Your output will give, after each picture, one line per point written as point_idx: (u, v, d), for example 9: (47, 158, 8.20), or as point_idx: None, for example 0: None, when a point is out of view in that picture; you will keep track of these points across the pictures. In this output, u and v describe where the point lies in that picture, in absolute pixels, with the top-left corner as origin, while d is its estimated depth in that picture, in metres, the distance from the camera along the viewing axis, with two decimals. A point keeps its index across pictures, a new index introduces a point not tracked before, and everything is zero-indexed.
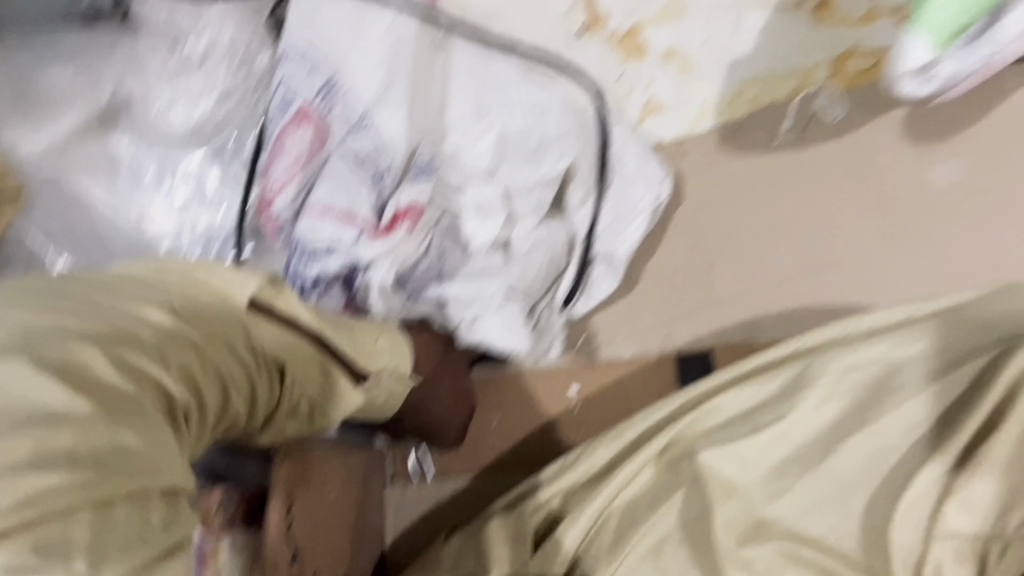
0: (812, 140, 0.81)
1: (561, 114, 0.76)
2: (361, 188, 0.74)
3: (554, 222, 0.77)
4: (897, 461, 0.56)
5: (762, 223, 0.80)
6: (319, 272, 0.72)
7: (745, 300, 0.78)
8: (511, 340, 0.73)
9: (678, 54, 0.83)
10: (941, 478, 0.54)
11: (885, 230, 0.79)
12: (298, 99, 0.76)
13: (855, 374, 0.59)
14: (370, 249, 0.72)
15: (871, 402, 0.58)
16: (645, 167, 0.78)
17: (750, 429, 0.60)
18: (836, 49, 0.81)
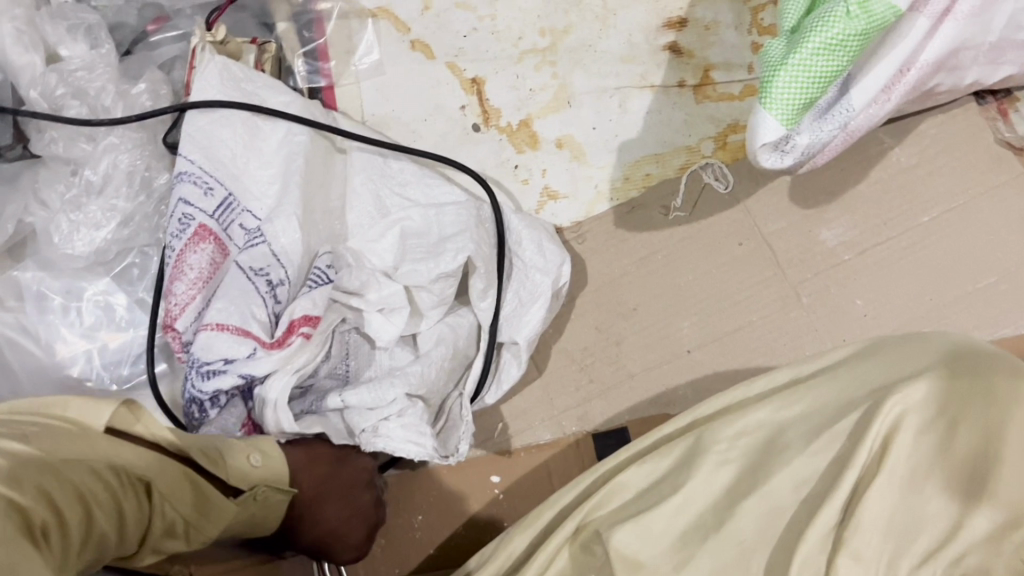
0: (706, 212, 0.84)
1: (456, 214, 0.79)
2: (258, 301, 0.71)
3: (458, 314, 0.79)
4: (793, 517, 0.54)
5: (664, 297, 0.82)
6: (214, 389, 0.67)
7: (654, 374, 0.80)
8: (413, 446, 0.69)
9: (569, 142, 0.86)
10: (844, 513, 0.52)
11: (784, 293, 0.81)
12: (195, 216, 0.72)
13: (752, 437, 0.58)
14: (263, 366, 0.68)
15: (760, 464, 0.57)
16: (543, 258, 0.80)
17: (652, 504, 0.59)
18: (721, 124, 0.86)
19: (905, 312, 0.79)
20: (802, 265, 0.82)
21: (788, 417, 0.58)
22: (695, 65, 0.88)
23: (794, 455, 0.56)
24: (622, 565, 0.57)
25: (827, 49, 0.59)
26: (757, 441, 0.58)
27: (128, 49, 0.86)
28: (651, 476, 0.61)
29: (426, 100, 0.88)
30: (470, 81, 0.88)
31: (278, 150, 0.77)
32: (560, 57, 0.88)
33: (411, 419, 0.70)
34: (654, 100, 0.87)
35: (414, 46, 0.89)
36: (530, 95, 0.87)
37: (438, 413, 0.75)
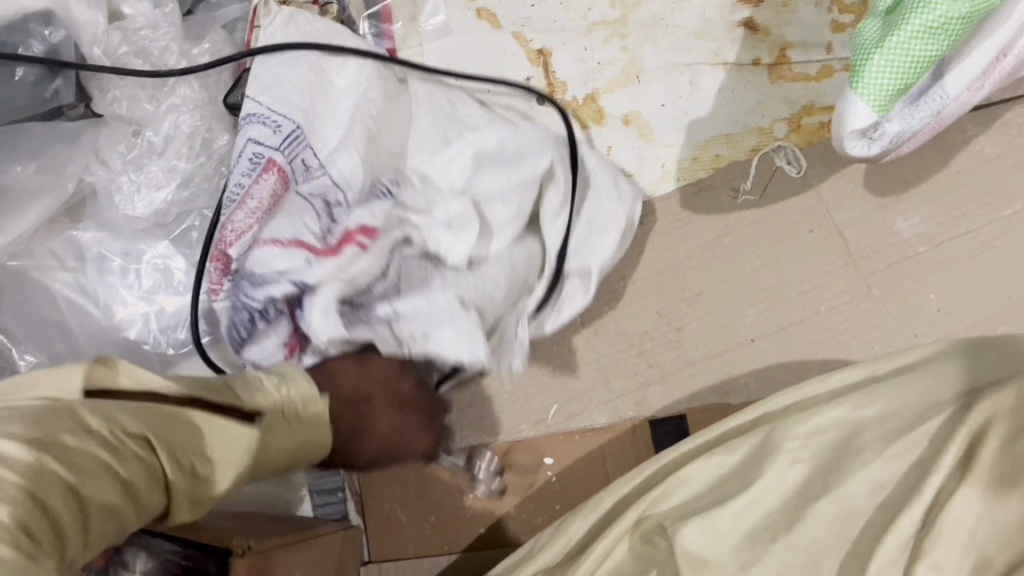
0: (775, 197, 0.81)
1: (531, 135, 0.75)
2: (311, 217, 0.70)
3: (525, 242, 0.74)
4: (867, 522, 0.53)
5: (728, 283, 0.80)
6: (265, 297, 0.66)
7: (715, 362, 0.78)
8: (467, 354, 0.65)
9: (637, 117, 0.83)
10: (922, 523, 0.51)
11: (854, 284, 0.79)
12: (265, 153, 0.71)
13: (823, 437, 0.58)
14: (315, 272, 0.66)
15: (833, 466, 0.56)
16: (618, 190, 0.78)
17: (718, 500, 0.58)
18: (795, 105, 0.82)
19: (979, 309, 0.77)
20: (875, 256, 0.79)
21: (865, 418, 0.57)
22: (771, 43, 0.83)
23: (871, 460, 0.55)
24: (686, 562, 0.56)
25: (929, 32, 0.55)
26: (831, 441, 0.57)
27: (190, 6, 0.84)
28: (717, 471, 0.60)
29: (490, 69, 0.85)
30: (537, 52, 0.85)
31: (353, 85, 0.76)
32: (630, 29, 0.85)
33: (464, 323, 0.66)
34: (726, 78, 0.83)
35: (481, 13, 0.86)
36: (598, 69, 0.85)
37: (494, 335, 0.71)
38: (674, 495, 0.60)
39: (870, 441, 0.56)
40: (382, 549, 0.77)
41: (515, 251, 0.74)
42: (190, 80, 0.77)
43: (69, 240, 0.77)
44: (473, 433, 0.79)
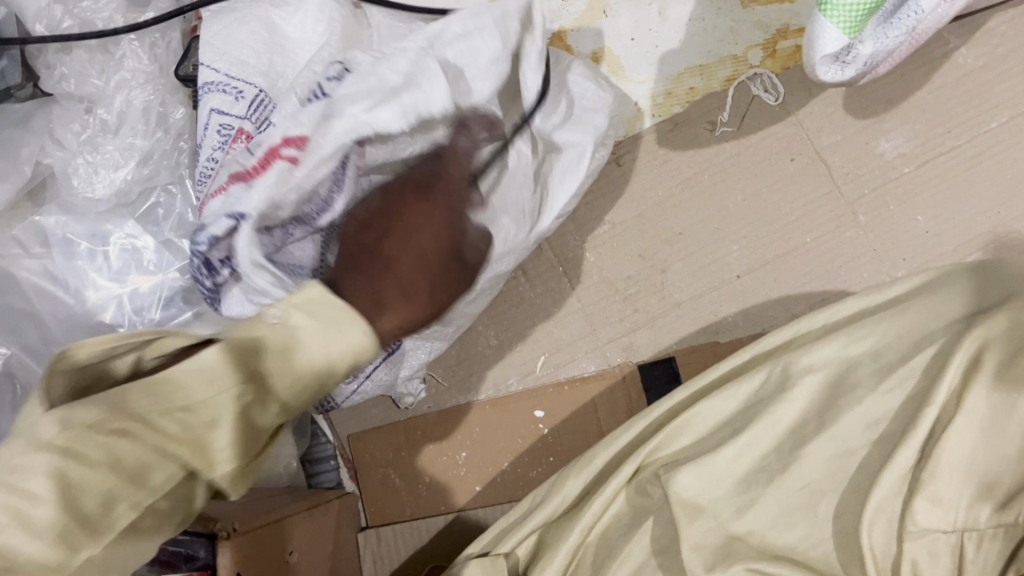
0: (753, 127, 0.79)
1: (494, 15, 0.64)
2: None
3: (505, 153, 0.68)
4: (864, 459, 0.53)
5: (710, 220, 0.78)
6: (207, 238, 0.55)
7: (701, 302, 0.77)
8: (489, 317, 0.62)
9: (606, 54, 0.79)
10: (922, 455, 0.50)
11: (840, 212, 0.77)
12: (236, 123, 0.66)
13: (816, 376, 0.56)
14: (251, 197, 0.54)
15: (823, 405, 0.55)
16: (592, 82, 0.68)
17: (709, 447, 0.57)
18: (769, 29, 0.79)
19: (968, 229, 0.76)
20: (858, 180, 0.77)
21: (858, 354, 0.56)
22: None
23: (862, 397, 0.54)
24: (681, 508, 0.54)
25: None
26: (822, 380, 0.56)
27: None
28: (709, 416, 0.58)
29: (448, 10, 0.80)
30: None
31: (318, 15, 0.70)
32: None
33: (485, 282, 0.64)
34: (696, 6, 0.79)
35: None
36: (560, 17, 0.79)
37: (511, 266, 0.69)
38: (671, 441, 0.59)
39: (861, 376, 0.55)
40: (380, 513, 0.77)
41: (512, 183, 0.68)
42: (139, 49, 0.73)
43: (36, 229, 0.74)
44: (460, 391, 0.78)
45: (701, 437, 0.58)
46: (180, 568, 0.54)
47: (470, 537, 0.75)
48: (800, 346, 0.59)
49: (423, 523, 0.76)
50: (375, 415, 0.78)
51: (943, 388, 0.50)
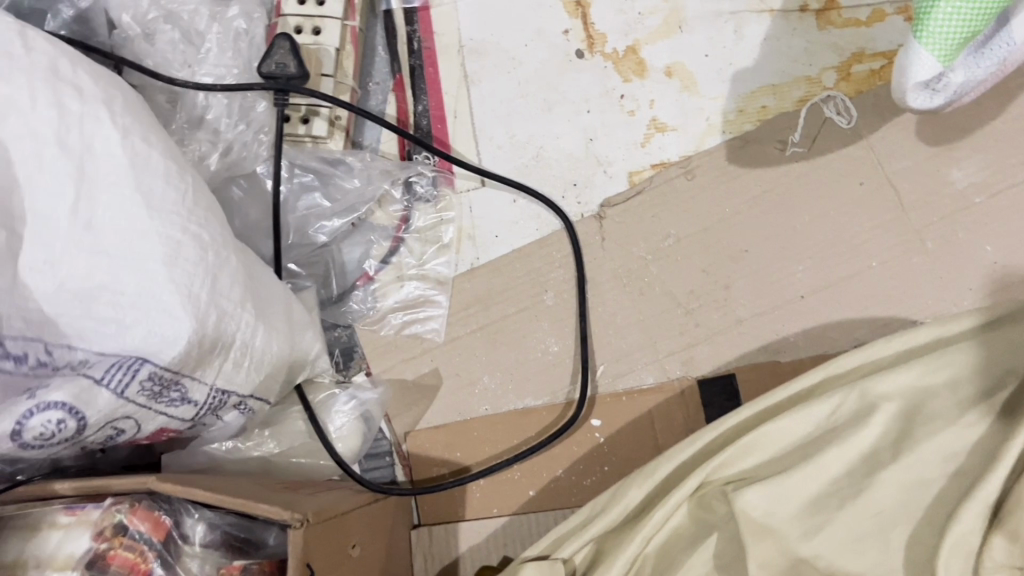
0: (825, 149, 0.78)
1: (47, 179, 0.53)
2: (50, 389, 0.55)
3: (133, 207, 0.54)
4: (940, 489, 0.54)
5: (775, 238, 0.78)
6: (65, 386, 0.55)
7: (764, 321, 0.77)
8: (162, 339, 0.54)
9: (679, 70, 0.81)
10: (997, 491, 0.51)
11: (907, 237, 0.77)
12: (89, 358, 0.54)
13: (895, 403, 0.57)
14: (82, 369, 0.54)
15: (898, 435, 0.56)
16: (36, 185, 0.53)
17: (778, 465, 0.58)
18: (844, 52, 0.80)
19: None
20: (927, 208, 0.77)
21: (935, 383, 0.57)
22: None
23: (942, 427, 0.55)
24: (748, 527, 0.55)
25: None
26: (898, 407, 0.57)
27: None
28: (782, 436, 0.58)
29: (527, 25, 0.83)
30: (574, 3, 0.83)
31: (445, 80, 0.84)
32: None
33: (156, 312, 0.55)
34: (772, 25, 0.81)
35: None
36: (586, 108, 0.82)
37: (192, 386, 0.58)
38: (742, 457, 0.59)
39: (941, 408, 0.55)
40: (432, 512, 0.77)
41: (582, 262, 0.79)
42: (224, 43, 0.77)
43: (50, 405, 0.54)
44: (518, 393, 0.78)
45: (780, 453, 0.58)
46: (250, 554, 0.57)
47: (522, 541, 0.75)
48: (873, 372, 0.59)
49: (476, 524, 0.76)
50: (432, 413, 0.79)
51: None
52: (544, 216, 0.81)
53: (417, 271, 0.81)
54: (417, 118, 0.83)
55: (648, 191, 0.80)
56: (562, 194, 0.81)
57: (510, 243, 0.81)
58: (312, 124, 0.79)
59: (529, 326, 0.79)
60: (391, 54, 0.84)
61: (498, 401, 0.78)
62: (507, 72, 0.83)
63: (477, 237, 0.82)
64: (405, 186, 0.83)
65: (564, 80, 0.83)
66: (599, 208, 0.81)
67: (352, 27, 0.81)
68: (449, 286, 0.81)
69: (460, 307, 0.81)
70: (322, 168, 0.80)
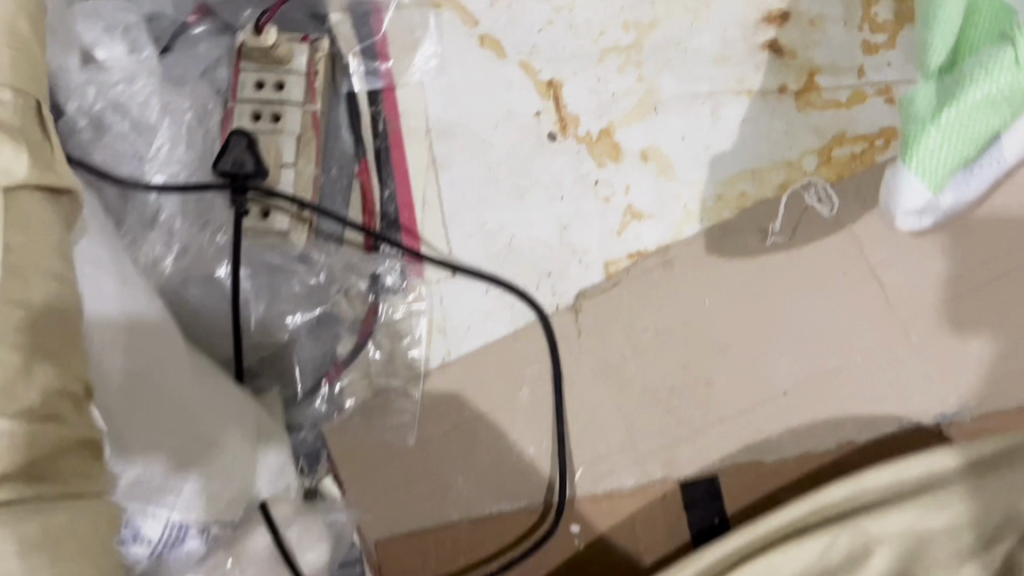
0: (806, 239, 0.76)
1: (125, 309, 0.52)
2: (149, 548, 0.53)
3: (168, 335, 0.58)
4: None
5: (757, 333, 0.76)
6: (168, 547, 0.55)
7: (746, 419, 0.75)
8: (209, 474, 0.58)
9: (655, 154, 0.78)
10: None
11: (891, 331, 0.75)
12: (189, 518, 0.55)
13: None
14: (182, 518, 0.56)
15: None
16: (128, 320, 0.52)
17: None
18: (826, 134, 0.77)
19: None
20: (911, 300, 0.75)
21: None
22: (798, 67, 0.78)
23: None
24: None
25: (988, 103, 0.51)
26: None
27: (167, 44, 0.80)
28: (770, 570, 0.64)
29: (497, 106, 0.80)
30: (546, 84, 0.79)
31: (416, 165, 0.80)
32: (645, 56, 0.79)
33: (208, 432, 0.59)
34: (750, 107, 0.78)
35: (513, 66, 0.80)
36: (559, 194, 0.79)
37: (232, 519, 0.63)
38: None
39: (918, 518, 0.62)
40: None
41: (558, 360, 0.76)
42: (177, 136, 0.73)
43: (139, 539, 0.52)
44: (493, 498, 0.75)
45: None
46: None
47: None
48: None
49: None
50: (406, 520, 0.75)
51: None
52: (518, 307, 0.78)
53: (386, 370, 0.78)
54: (383, 205, 0.80)
55: (625, 282, 0.77)
56: (536, 284, 0.78)
57: (482, 337, 0.78)
58: (272, 217, 0.73)
59: (504, 427, 0.76)
60: (354, 137, 0.80)
61: (477, 508, 0.75)
62: (477, 156, 0.80)
63: (448, 331, 0.78)
64: (371, 277, 0.78)
65: (536, 165, 0.79)
66: (574, 300, 0.78)
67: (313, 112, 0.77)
68: (420, 384, 0.78)
69: (432, 406, 0.77)
70: (285, 263, 0.75)
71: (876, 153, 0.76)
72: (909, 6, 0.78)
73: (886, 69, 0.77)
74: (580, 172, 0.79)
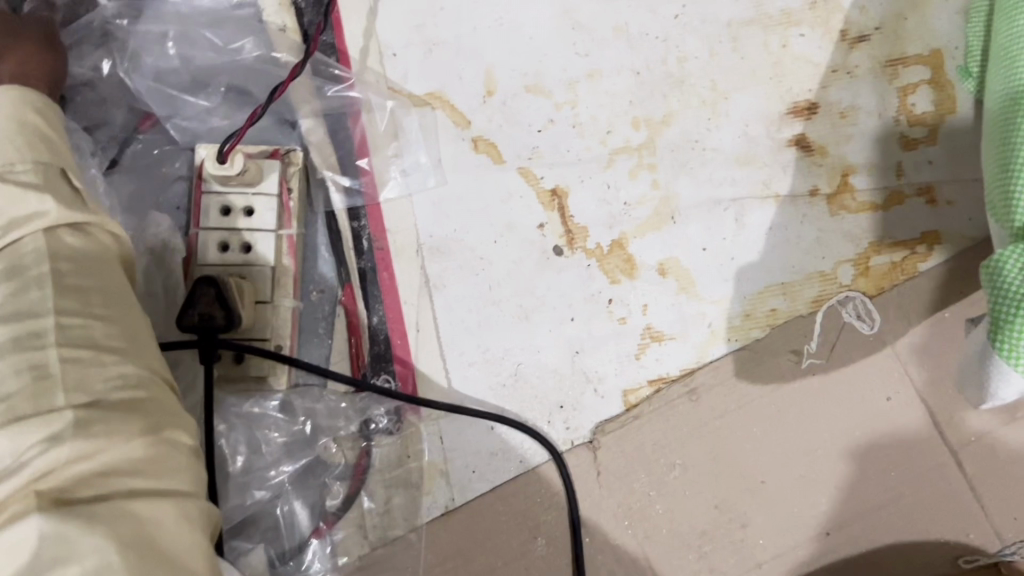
0: (844, 359, 0.69)
1: None
2: None
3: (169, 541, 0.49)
4: None
5: (794, 465, 0.68)
6: None
7: (787, 564, 0.67)
8: None
9: (675, 268, 0.70)
10: None
11: (941, 460, 0.68)
12: None
13: None
14: None
15: None
16: None
17: None
18: (862, 240, 0.70)
19: None
20: (961, 425, 0.68)
21: None
22: (830, 167, 0.70)
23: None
24: None
25: None
26: None
27: (116, 155, 0.70)
28: None
29: (496, 218, 0.71)
30: (549, 192, 0.71)
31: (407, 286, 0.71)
32: (659, 158, 0.71)
33: None
34: (778, 212, 0.70)
35: (512, 172, 0.71)
36: (569, 314, 0.71)
37: None
38: None
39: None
40: None
41: (576, 506, 0.68)
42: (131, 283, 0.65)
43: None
44: None
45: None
46: None
47: None
48: None
49: None
50: None
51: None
52: (528, 444, 0.70)
53: (383, 518, 0.69)
54: (372, 333, 0.70)
55: (646, 414, 0.69)
56: (547, 418, 0.70)
57: (489, 480, 0.70)
58: (248, 363, 0.65)
59: None
60: (336, 259, 0.71)
61: None
62: (475, 275, 0.71)
63: (450, 473, 0.70)
64: (361, 419, 0.70)
65: (542, 283, 0.71)
66: (590, 434, 0.69)
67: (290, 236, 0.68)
68: (421, 535, 0.69)
69: (436, 561, 0.68)
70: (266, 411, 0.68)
71: (917, 261, 0.69)
72: (948, 97, 0.71)
73: (927, 167, 0.70)
74: (591, 291, 0.71)
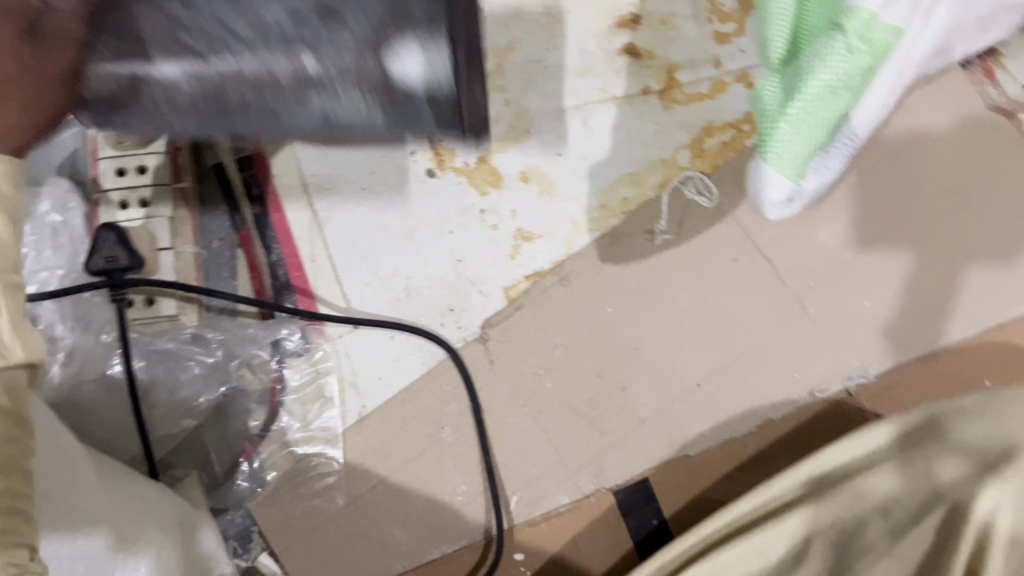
0: (693, 231, 0.78)
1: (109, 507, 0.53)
2: None
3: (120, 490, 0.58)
4: None
5: (661, 330, 0.77)
6: None
7: (666, 417, 0.76)
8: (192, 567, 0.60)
9: (536, 174, 0.79)
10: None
11: (789, 306, 0.76)
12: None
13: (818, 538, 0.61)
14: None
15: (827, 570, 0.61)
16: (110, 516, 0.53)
17: None
18: (694, 127, 0.79)
19: (921, 311, 0.75)
20: (803, 272, 0.77)
21: (865, 511, 0.61)
22: (657, 67, 0.80)
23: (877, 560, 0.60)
24: None
25: (832, 90, 0.52)
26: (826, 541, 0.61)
27: None
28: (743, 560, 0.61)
29: (370, 152, 0.79)
30: None
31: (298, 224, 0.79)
32: (508, 80, 0.80)
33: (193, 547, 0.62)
34: (619, 113, 0.79)
35: None
36: (448, 228, 0.79)
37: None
38: None
39: (950, 485, 0.60)
40: None
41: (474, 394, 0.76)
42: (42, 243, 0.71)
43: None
44: (435, 541, 0.75)
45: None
46: None
47: None
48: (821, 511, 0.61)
49: None
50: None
51: (934, 518, 0.60)
52: (427, 347, 0.77)
53: (303, 433, 0.77)
54: (272, 269, 0.78)
55: (526, 304, 0.77)
56: (440, 321, 0.78)
57: (395, 384, 0.77)
58: (158, 304, 0.73)
59: (432, 469, 0.76)
60: (231, 206, 0.78)
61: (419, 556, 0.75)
62: (359, 205, 0.79)
63: (359, 385, 0.77)
64: (272, 343, 0.77)
65: (419, 203, 0.79)
66: (480, 329, 0.77)
67: (183, 189, 0.74)
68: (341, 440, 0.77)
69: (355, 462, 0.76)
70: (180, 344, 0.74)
71: (744, 138, 0.78)
72: None
73: (740, 56, 0.79)
74: (464, 204, 0.79)
